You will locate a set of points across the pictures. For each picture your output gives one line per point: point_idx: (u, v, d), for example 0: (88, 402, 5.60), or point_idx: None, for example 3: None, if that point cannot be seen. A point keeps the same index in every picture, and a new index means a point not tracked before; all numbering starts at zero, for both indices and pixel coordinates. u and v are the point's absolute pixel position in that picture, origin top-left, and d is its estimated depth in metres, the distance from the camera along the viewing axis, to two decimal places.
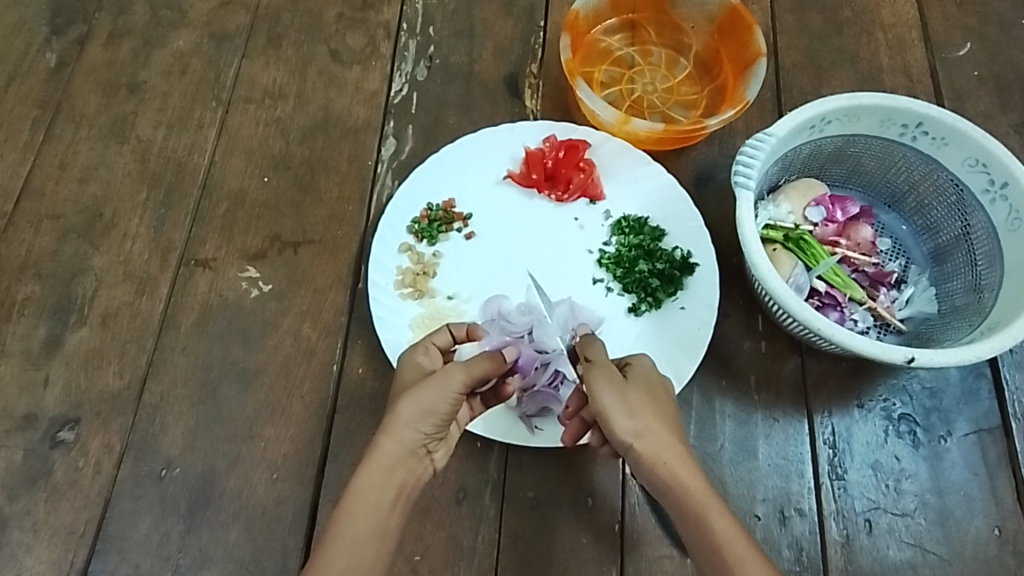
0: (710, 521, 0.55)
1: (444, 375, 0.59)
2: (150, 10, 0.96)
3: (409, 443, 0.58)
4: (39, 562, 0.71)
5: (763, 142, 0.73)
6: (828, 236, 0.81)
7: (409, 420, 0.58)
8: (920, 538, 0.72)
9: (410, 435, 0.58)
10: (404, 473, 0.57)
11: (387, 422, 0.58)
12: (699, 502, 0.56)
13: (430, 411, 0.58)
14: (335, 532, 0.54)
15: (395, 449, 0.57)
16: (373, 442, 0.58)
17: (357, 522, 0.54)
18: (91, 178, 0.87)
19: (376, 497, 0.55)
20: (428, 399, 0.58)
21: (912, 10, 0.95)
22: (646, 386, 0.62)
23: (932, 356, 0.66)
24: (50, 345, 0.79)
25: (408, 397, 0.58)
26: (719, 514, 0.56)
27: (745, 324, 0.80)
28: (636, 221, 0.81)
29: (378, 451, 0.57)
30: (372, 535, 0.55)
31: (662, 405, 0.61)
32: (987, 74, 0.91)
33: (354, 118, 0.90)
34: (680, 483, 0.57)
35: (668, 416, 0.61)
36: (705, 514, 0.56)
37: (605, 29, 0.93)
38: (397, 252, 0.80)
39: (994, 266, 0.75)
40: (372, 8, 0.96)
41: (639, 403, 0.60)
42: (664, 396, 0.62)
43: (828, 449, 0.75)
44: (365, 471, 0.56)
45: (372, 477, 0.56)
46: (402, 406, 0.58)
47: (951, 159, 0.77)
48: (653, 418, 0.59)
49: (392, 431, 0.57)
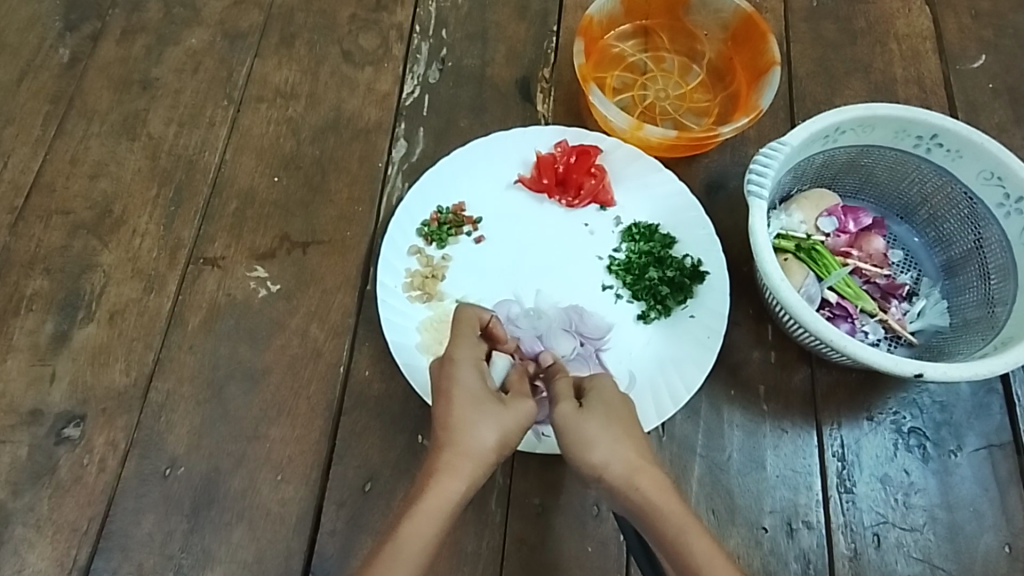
0: (686, 539, 0.55)
1: (522, 407, 0.61)
2: (164, 8, 0.96)
3: (484, 469, 0.59)
4: (42, 559, 0.71)
5: (776, 151, 0.73)
6: (840, 246, 0.81)
7: (490, 447, 0.59)
8: (929, 553, 0.72)
9: (485, 462, 0.59)
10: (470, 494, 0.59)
11: (466, 445, 0.59)
12: (674, 519, 0.56)
13: (509, 441, 0.60)
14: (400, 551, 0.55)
15: (473, 472, 0.58)
16: (450, 465, 0.58)
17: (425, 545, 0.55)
18: (102, 174, 0.87)
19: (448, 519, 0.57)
20: (510, 428, 0.60)
21: (926, 21, 0.95)
22: (609, 411, 0.62)
23: (943, 370, 0.65)
24: (58, 340, 0.79)
25: (492, 422, 0.60)
26: (697, 534, 0.55)
27: (754, 333, 0.80)
28: (646, 228, 0.81)
29: (456, 477, 0.58)
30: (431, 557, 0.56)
31: (631, 429, 0.62)
32: (1002, 87, 0.91)
33: (365, 119, 0.90)
34: (653, 503, 0.57)
35: (640, 438, 0.61)
36: (679, 532, 0.55)
37: (618, 34, 0.93)
38: (406, 254, 0.79)
39: (1008, 280, 0.75)
40: (385, 10, 0.96)
41: (604, 428, 0.61)
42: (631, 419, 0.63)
43: (836, 461, 0.75)
44: (447, 495, 0.57)
45: (452, 502, 0.57)
46: (485, 432, 0.59)
47: (966, 171, 0.77)
48: (615, 442, 0.60)
49: (472, 457, 0.58)
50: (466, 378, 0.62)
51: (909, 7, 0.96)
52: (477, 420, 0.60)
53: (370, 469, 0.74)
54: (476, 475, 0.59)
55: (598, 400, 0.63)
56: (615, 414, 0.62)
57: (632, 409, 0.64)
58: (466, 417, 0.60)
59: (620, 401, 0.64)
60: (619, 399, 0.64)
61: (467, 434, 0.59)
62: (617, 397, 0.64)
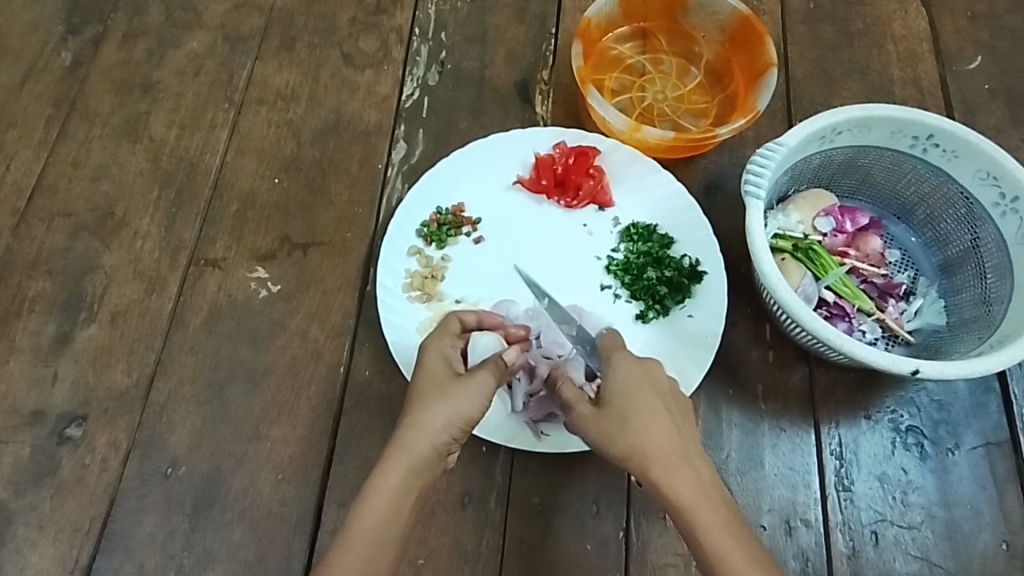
0: (693, 514, 0.56)
1: (479, 378, 0.61)
2: (165, 11, 0.97)
3: (436, 445, 0.59)
4: (45, 559, 0.71)
5: (773, 152, 0.73)
6: (837, 246, 0.81)
7: (440, 422, 0.59)
8: (927, 551, 0.72)
9: (438, 437, 0.59)
10: (425, 475, 0.58)
11: (416, 419, 0.59)
12: (685, 498, 0.57)
13: (459, 415, 0.59)
14: (357, 519, 0.56)
15: (423, 450, 0.58)
16: (400, 442, 0.58)
17: (380, 518, 0.56)
18: (104, 177, 0.87)
19: (397, 495, 0.57)
20: (461, 403, 0.60)
21: (923, 22, 0.95)
22: (625, 399, 0.60)
23: (939, 368, 0.65)
24: (60, 341, 0.79)
25: (442, 400, 0.60)
26: (709, 512, 0.56)
27: (752, 332, 0.80)
28: (645, 229, 0.82)
29: (406, 452, 0.58)
30: (389, 532, 0.56)
31: (652, 410, 0.60)
32: (999, 88, 0.91)
33: (365, 121, 0.90)
34: (666, 486, 0.57)
35: (661, 412, 0.60)
36: (688, 508, 0.56)
37: (617, 37, 0.93)
38: (406, 255, 0.80)
39: (1004, 279, 0.75)
40: (385, 13, 0.97)
41: (625, 413, 0.60)
42: (654, 399, 0.60)
43: (834, 460, 0.75)
44: (394, 466, 0.57)
45: (399, 475, 0.57)
46: (436, 407, 0.59)
47: (962, 172, 0.77)
48: (632, 431, 0.59)
49: (421, 432, 0.58)
50: (429, 364, 0.63)
51: (906, 8, 0.96)
52: (430, 396, 0.60)
53: (370, 469, 0.74)
54: (425, 451, 0.58)
55: (617, 387, 0.61)
56: (636, 396, 0.60)
57: (650, 384, 0.62)
58: (423, 396, 0.60)
59: (645, 380, 0.62)
60: (644, 379, 0.62)
61: (418, 409, 0.60)
62: (642, 375, 0.62)
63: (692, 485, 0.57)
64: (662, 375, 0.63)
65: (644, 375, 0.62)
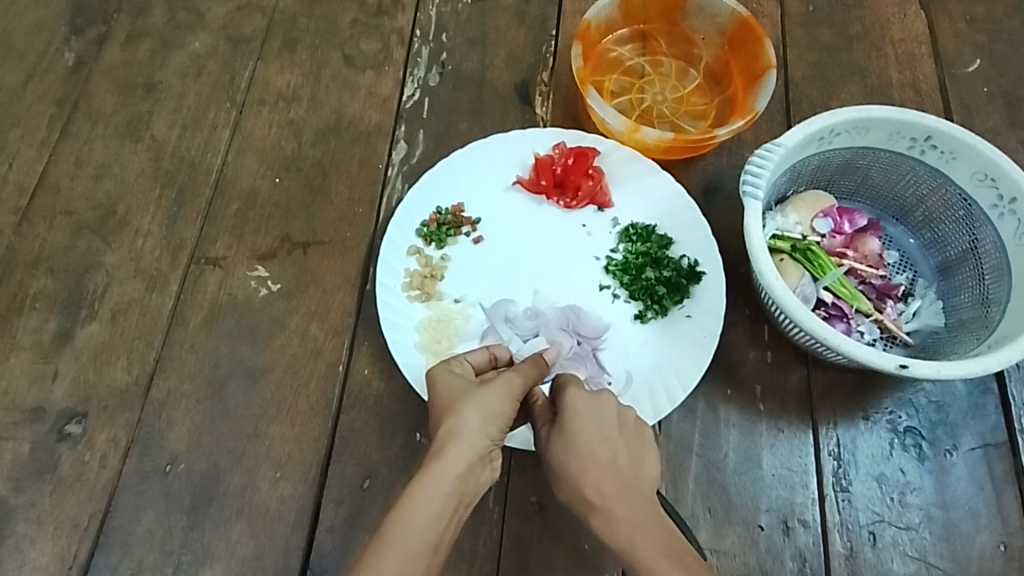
0: (636, 553, 0.56)
1: (505, 380, 0.62)
2: (169, 12, 0.97)
3: (477, 448, 0.58)
4: (43, 555, 0.72)
5: (772, 152, 0.74)
6: (835, 248, 0.81)
7: (475, 424, 0.59)
8: (925, 552, 0.72)
9: (479, 440, 0.59)
10: (466, 480, 0.57)
11: (454, 425, 0.59)
12: (624, 538, 0.57)
13: (494, 414, 0.60)
14: (398, 525, 0.53)
15: (465, 454, 0.57)
16: (441, 449, 0.57)
17: (424, 524, 0.54)
18: (106, 176, 0.88)
19: (444, 499, 0.55)
20: (494, 404, 0.60)
21: (921, 25, 0.96)
22: (568, 438, 0.62)
23: (928, 367, 0.66)
24: (60, 338, 0.80)
25: (476, 403, 0.60)
26: (648, 551, 0.56)
27: (751, 333, 0.80)
28: (643, 229, 0.82)
29: (446, 457, 0.57)
30: (433, 539, 0.54)
31: (593, 450, 0.61)
32: (997, 90, 0.92)
33: (366, 121, 0.91)
34: (609, 527, 0.58)
35: (606, 454, 0.61)
36: (629, 548, 0.56)
37: (616, 39, 0.94)
38: (405, 255, 0.80)
39: (1002, 280, 0.75)
40: (386, 15, 0.97)
41: (568, 454, 0.61)
42: (597, 438, 0.62)
43: (832, 461, 0.75)
44: (436, 474, 0.56)
45: (444, 482, 0.56)
46: (471, 411, 0.59)
47: (960, 173, 0.78)
48: (572, 477, 0.61)
49: (460, 436, 0.58)
50: (448, 377, 0.63)
51: (905, 12, 0.97)
52: (460, 402, 0.60)
53: (369, 467, 0.74)
54: (466, 455, 0.57)
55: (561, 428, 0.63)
56: (581, 434, 0.62)
57: (600, 423, 0.63)
58: (453, 405, 0.60)
59: (587, 418, 0.63)
60: (589, 418, 0.63)
61: (453, 416, 0.59)
62: (584, 412, 0.63)
63: (633, 524, 0.57)
64: (613, 410, 0.65)
65: (589, 412, 0.63)
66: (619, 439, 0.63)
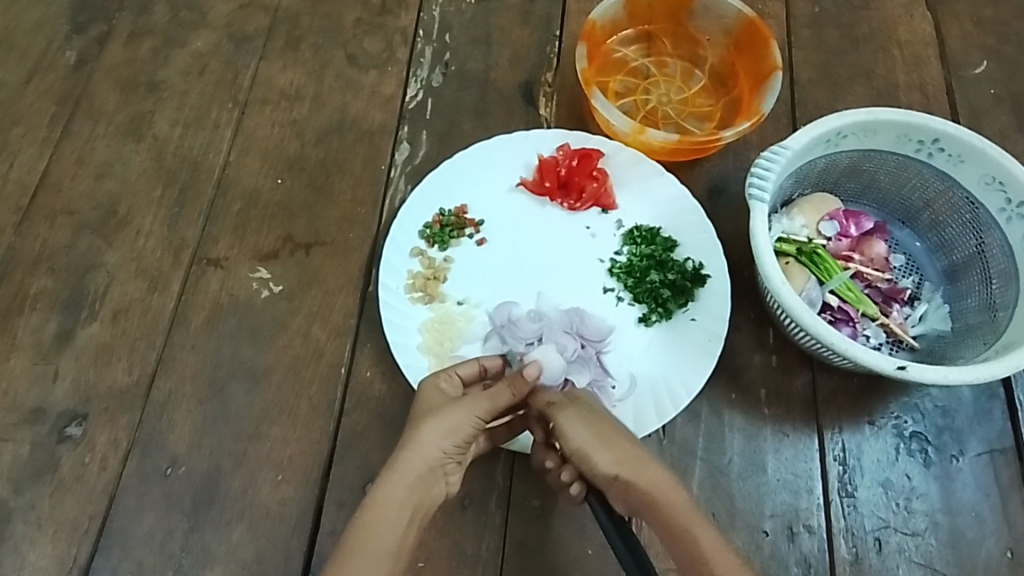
0: (695, 528, 0.60)
1: (471, 400, 0.62)
2: (171, 10, 0.97)
3: (431, 462, 0.61)
4: (43, 557, 0.71)
5: (778, 155, 0.73)
6: (841, 251, 0.81)
7: (432, 440, 0.61)
8: (930, 558, 0.71)
9: (433, 455, 0.61)
10: (421, 492, 0.60)
11: (412, 437, 0.61)
12: (686, 516, 0.60)
13: (452, 432, 0.61)
14: (356, 532, 0.58)
15: (417, 466, 0.60)
16: (395, 460, 0.61)
17: (375, 532, 0.58)
18: (107, 175, 0.87)
19: (397, 512, 0.59)
20: (454, 422, 0.62)
21: (928, 27, 0.95)
22: (611, 418, 0.66)
23: (927, 371, 0.65)
24: (61, 339, 0.79)
25: (436, 418, 0.62)
26: (706, 530, 0.60)
27: (755, 337, 0.80)
28: (648, 231, 0.81)
29: (398, 467, 0.60)
30: (386, 549, 0.58)
31: (631, 438, 0.65)
32: (1004, 93, 0.91)
33: (369, 121, 0.90)
34: (666, 499, 0.61)
35: (638, 444, 0.65)
36: (690, 524, 0.60)
37: (621, 40, 0.93)
38: (408, 256, 0.80)
39: (1009, 285, 0.75)
40: (390, 14, 0.97)
41: (611, 426, 0.65)
42: (627, 433, 0.65)
43: (838, 466, 0.74)
44: (388, 488, 0.59)
45: (395, 495, 0.59)
46: (430, 425, 0.61)
47: (968, 177, 0.77)
48: (625, 444, 0.63)
49: (414, 448, 0.61)
50: (428, 391, 0.65)
51: (912, 13, 0.96)
52: (423, 418, 0.62)
53: (370, 470, 0.74)
54: (418, 466, 0.60)
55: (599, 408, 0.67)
56: (614, 425, 0.65)
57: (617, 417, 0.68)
58: (420, 416, 0.63)
59: (609, 415, 0.66)
60: (610, 416, 0.66)
61: (414, 427, 0.62)
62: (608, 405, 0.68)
63: (686, 503, 0.61)
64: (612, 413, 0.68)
65: (606, 412, 0.67)
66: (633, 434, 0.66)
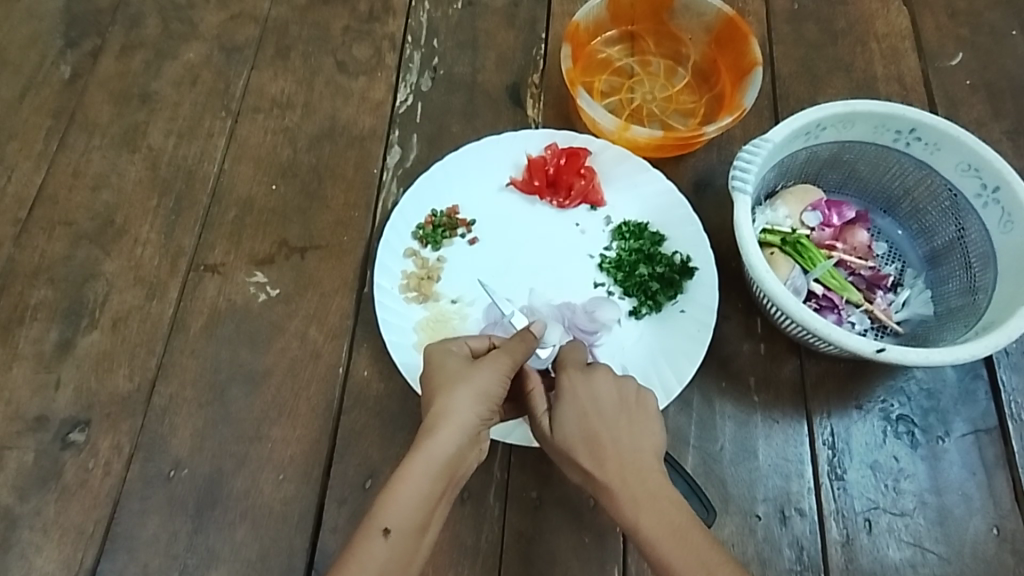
0: (640, 531, 0.57)
1: (497, 362, 0.62)
2: (162, 23, 0.98)
3: (466, 429, 0.59)
4: (49, 561, 0.72)
5: (759, 148, 0.75)
6: (825, 240, 0.83)
7: (467, 406, 0.59)
8: (920, 537, 0.73)
9: (467, 421, 0.59)
10: (454, 463, 0.58)
11: (444, 408, 0.59)
12: (631, 517, 0.58)
13: (486, 396, 0.60)
14: (384, 512, 0.55)
15: (454, 437, 0.58)
16: (430, 428, 0.58)
17: (410, 508, 0.55)
18: (103, 186, 0.89)
19: (431, 481, 0.56)
20: (486, 385, 0.61)
21: (905, 20, 0.97)
22: (576, 416, 0.63)
23: (903, 351, 0.67)
24: (62, 348, 0.81)
25: (467, 386, 0.60)
26: (659, 532, 0.56)
27: (744, 326, 0.81)
28: (636, 226, 0.83)
29: (433, 441, 0.57)
30: (419, 521, 0.55)
31: (594, 432, 0.62)
32: (980, 82, 0.93)
33: (360, 126, 0.92)
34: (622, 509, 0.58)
35: (605, 442, 0.61)
36: (635, 528, 0.57)
37: (605, 40, 0.95)
38: (402, 257, 0.81)
39: (988, 267, 0.77)
40: (378, 21, 0.99)
41: (570, 434, 0.62)
42: (598, 422, 0.62)
43: (827, 450, 0.76)
44: (423, 457, 0.56)
45: (429, 464, 0.56)
46: (461, 393, 0.60)
47: (945, 164, 0.79)
48: (580, 456, 0.61)
49: (448, 418, 0.59)
50: (442, 359, 0.63)
51: (888, 7, 0.98)
52: (454, 384, 0.60)
53: (371, 467, 0.75)
54: (454, 437, 0.58)
55: (567, 411, 0.63)
56: (580, 418, 0.63)
57: (608, 399, 0.64)
58: (442, 386, 0.61)
59: (586, 398, 0.64)
60: (589, 400, 0.64)
61: (442, 398, 0.60)
62: (584, 393, 0.64)
63: (644, 503, 0.58)
64: (610, 386, 0.65)
65: (587, 394, 0.64)
66: (619, 416, 0.63)
